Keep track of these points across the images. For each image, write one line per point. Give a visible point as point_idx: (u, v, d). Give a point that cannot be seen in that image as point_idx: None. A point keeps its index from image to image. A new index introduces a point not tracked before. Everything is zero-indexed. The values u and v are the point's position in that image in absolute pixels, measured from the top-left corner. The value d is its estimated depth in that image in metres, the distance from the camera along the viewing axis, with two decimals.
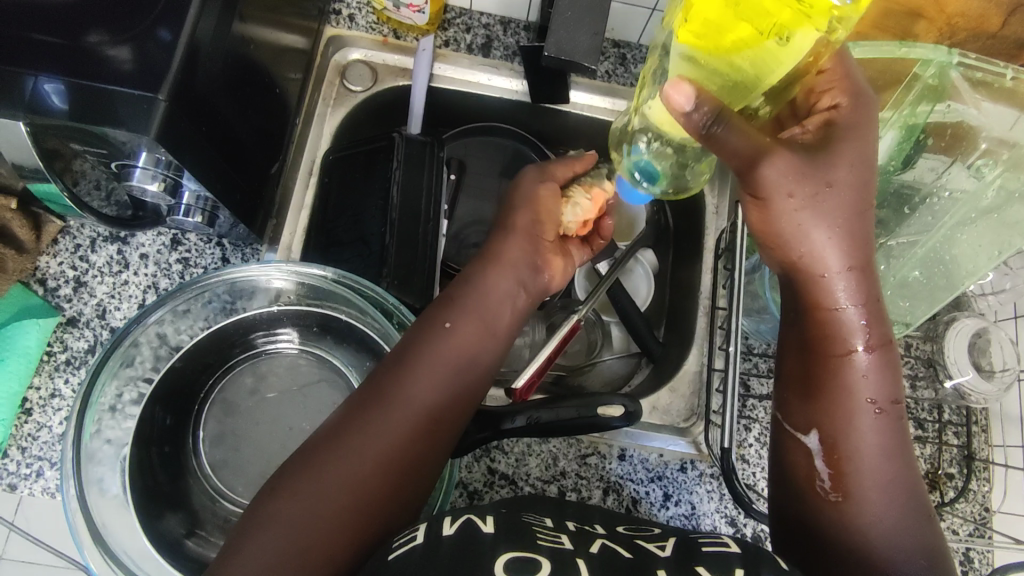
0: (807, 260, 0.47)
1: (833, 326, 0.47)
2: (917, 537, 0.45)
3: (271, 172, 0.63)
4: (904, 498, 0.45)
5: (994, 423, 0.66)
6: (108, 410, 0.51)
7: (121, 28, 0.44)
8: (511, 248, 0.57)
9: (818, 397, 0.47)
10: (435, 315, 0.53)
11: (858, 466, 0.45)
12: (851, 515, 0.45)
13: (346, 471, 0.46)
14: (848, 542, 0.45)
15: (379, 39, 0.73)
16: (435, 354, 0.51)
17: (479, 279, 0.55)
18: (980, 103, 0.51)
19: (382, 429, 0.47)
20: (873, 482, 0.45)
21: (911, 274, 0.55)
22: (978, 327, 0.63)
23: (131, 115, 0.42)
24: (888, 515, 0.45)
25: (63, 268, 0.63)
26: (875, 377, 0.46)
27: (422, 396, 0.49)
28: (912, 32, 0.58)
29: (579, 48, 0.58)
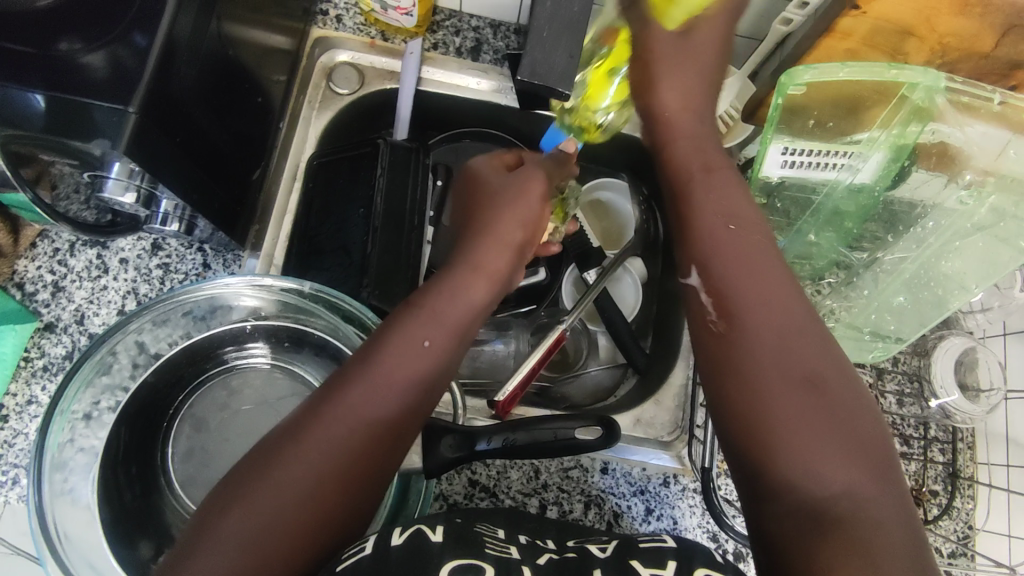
0: (655, 109, 0.52)
1: (681, 159, 0.50)
2: (806, 362, 0.42)
3: (252, 179, 0.62)
4: (786, 320, 0.44)
5: (980, 441, 0.66)
6: (82, 418, 0.50)
7: (94, 34, 0.43)
8: (490, 253, 0.53)
9: (688, 230, 0.48)
10: (406, 315, 0.48)
11: (734, 289, 0.45)
12: (736, 340, 0.44)
13: (303, 482, 0.41)
14: (746, 389, 0.42)
15: (366, 41, 0.72)
16: (409, 367, 0.46)
17: (459, 280, 0.51)
18: (964, 125, 0.49)
19: (344, 441, 0.43)
20: (754, 309, 0.44)
21: (898, 299, 0.57)
22: (965, 345, 0.63)
23: (104, 128, 0.42)
24: (776, 348, 0.43)
25: (41, 272, 0.63)
26: (723, 197, 0.48)
27: (389, 398, 0.45)
28: (903, 50, 0.50)
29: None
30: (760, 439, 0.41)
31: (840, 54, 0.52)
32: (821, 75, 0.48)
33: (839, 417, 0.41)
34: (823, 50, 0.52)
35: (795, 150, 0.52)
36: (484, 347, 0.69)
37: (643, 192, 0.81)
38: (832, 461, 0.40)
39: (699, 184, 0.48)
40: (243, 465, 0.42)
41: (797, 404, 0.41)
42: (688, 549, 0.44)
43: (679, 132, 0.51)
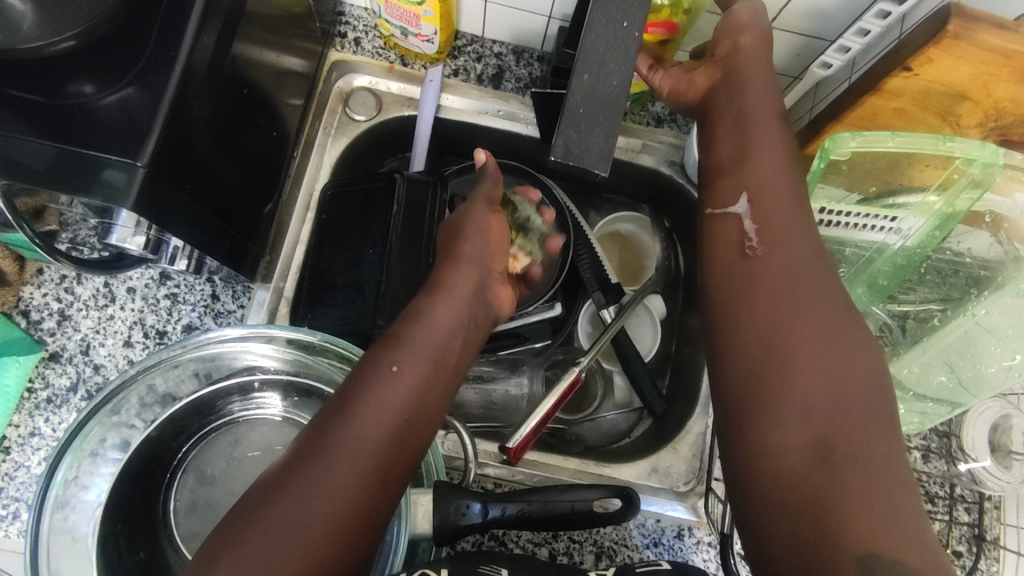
0: (733, 65, 0.52)
1: (746, 100, 0.52)
2: (830, 311, 0.46)
3: (264, 213, 0.61)
4: (820, 258, 0.47)
5: (1008, 503, 0.63)
6: (89, 456, 0.48)
7: (106, 78, 0.40)
8: (455, 279, 0.52)
9: (749, 162, 0.50)
10: (379, 352, 0.48)
11: (778, 217, 0.48)
12: (769, 262, 0.48)
13: (290, 530, 0.40)
14: (771, 330, 0.46)
15: (385, 65, 0.70)
16: (385, 399, 0.46)
17: (423, 307, 0.50)
18: (1016, 195, 0.47)
19: (329, 481, 0.42)
20: (795, 245, 0.48)
21: (938, 378, 0.51)
22: (1001, 412, 0.62)
23: (112, 182, 0.40)
24: (808, 295, 0.46)
25: (47, 299, 0.61)
26: (773, 136, 0.50)
27: (369, 433, 0.44)
28: (954, 113, 0.47)
29: (591, 150, 0.41)
30: (786, 367, 0.45)
31: (886, 114, 0.48)
32: (868, 144, 0.45)
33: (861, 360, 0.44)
34: (868, 108, 0.48)
35: (835, 212, 0.50)
36: (495, 386, 0.69)
37: (664, 223, 0.78)
38: (841, 404, 0.43)
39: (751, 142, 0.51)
40: (227, 521, 0.41)
41: (821, 351, 0.44)
42: (681, 565, 0.46)
43: (756, 81, 0.52)
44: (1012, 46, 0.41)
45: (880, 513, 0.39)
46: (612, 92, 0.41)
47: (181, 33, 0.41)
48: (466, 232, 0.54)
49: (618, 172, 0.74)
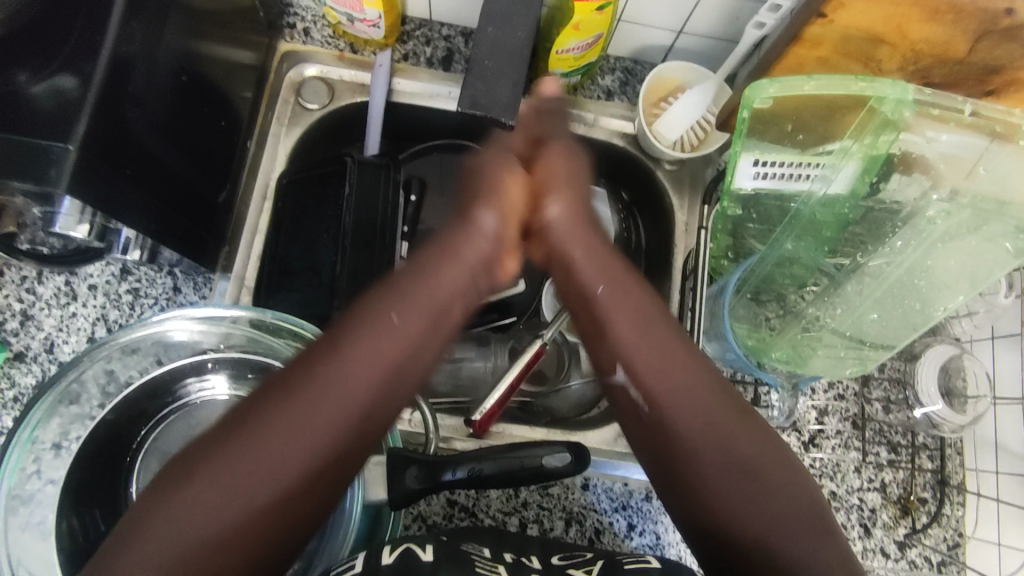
0: (585, 266, 0.51)
1: (618, 299, 0.49)
2: (720, 431, 0.44)
3: (220, 202, 0.62)
4: (707, 406, 0.45)
5: (968, 447, 0.65)
6: (50, 448, 0.49)
7: (37, 64, 0.41)
8: (465, 245, 0.50)
9: (602, 338, 0.49)
10: (380, 307, 0.45)
11: (660, 394, 0.45)
12: (667, 414, 0.45)
13: (243, 483, 0.39)
14: (683, 455, 0.44)
15: (335, 53, 0.71)
16: (375, 349, 0.43)
17: (428, 265, 0.48)
18: (928, 133, 0.46)
19: (304, 424, 0.41)
20: (680, 408, 0.45)
21: (871, 316, 0.52)
22: (951, 353, 0.63)
23: (44, 166, 0.41)
24: (691, 400, 0.45)
25: (9, 301, 0.62)
26: (641, 331, 0.47)
27: (353, 395, 0.42)
28: (874, 57, 0.49)
29: (498, 102, 0.53)
30: (684, 475, 0.44)
31: (811, 63, 0.50)
32: (787, 88, 0.47)
33: (772, 479, 0.43)
34: (792, 58, 0.50)
35: (768, 163, 0.51)
36: (463, 362, 0.69)
37: (622, 197, 0.78)
38: (723, 417, 0.45)
39: (600, 286, 0.50)
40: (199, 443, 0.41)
41: (684, 373, 0.46)
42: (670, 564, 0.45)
43: (562, 236, 0.52)
44: None
45: (769, 508, 0.42)
46: (517, 43, 0.54)
47: (107, 20, 0.42)
48: (483, 185, 0.53)
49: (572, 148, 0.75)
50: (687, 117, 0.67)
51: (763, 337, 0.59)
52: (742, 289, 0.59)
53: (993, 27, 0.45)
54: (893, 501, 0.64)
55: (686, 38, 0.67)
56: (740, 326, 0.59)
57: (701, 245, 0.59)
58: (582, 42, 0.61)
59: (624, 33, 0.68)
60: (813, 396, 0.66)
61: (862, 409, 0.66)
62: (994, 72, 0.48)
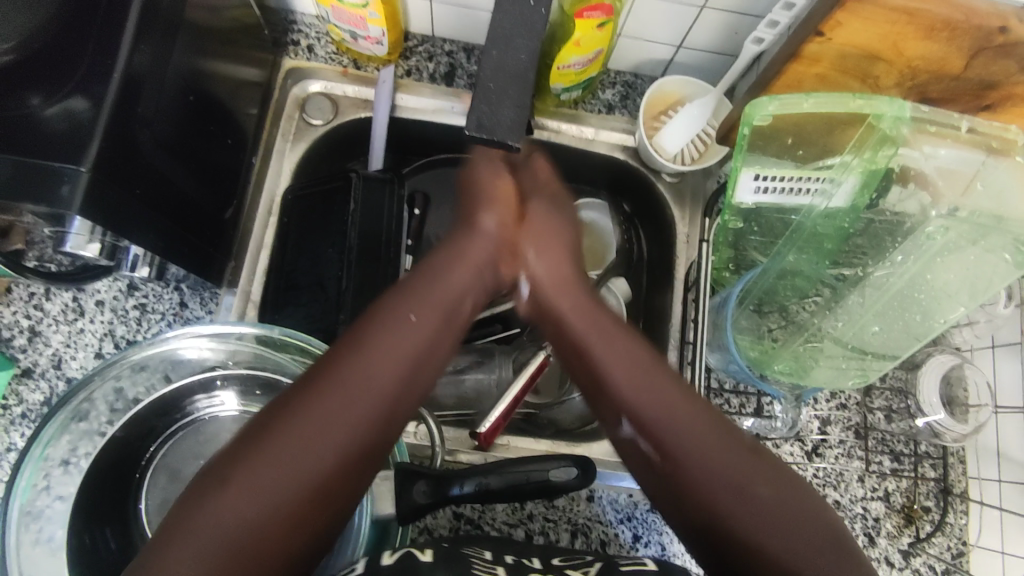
0: (572, 300, 0.52)
1: (609, 347, 0.48)
2: (728, 456, 0.43)
3: (226, 219, 0.62)
4: (719, 433, 0.44)
5: (970, 455, 0.65)
6: (59, 465, 0.49)
7: (51, 88, 0.42)
8: (472, 247, 0.52)
9: (602, 388, 0.47)
10: (398, 304, 0.46)
11: (668, 427, 0.44)
12: (676, 454, 0.43)
13: (272, 488, 0.38)
14: (704, 497, 0.42)
15: (339, 70, 0.72)
16: (399, 342, 0.44)
17: (441, 269, 0.50)
18: (925, 147, 0.47)
19: (335, 419, 0.41)
20: (693, 444, 0.43)
21: (872, 328, 0.52)
22: (953, 364, 0.64)
23: (57, 189, 0.41)
24: (696, 436, 0.43)
25: (17, 317, 0.62)
26: (637, 370, 0.46)
27: (379, 387, 0.42)
28: (871, 74, 0.50)
29: (501, 123, 0.54)
30: (706, 519, 0.42)
31: (810, 79, 0.51)
32: (785, 107, 0.48)
33: (790, 507, 0.42)
34: (791, 74, 0.51)
35: (768, 177, 0.51)
36: (467, 375, 0.69)
37: (624, 208, 0.78)
38: (737, 456, 0.43)
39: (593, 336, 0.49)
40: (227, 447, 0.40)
41: (687, 411, 0.44)
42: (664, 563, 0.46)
43: (545, 280, 0.53)
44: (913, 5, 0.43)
45: (797, 544, 0.41)
46: (520, 66, 0.54)
47: (118, 43, 0.43)
48: (478, 194, 0.55)
49: (573, 161, 0.75)
50: (688, 132, 0.67)
51: (766, 348, 0.59)
52: (743, 302, 0.60)
53: (988, 44, 0.46)
54: (897, 509, 0.64)
55: (686, 53, 0.68)
56: (743, 338, 0.61)
57: (704, 258, 0.60)
58: (585, 57, 0.62)
59: (624, 48, 0.69)
60: (816, 406, 0.66)
61: (864, 419, 0.66)
62: (990, 87, 0.49)
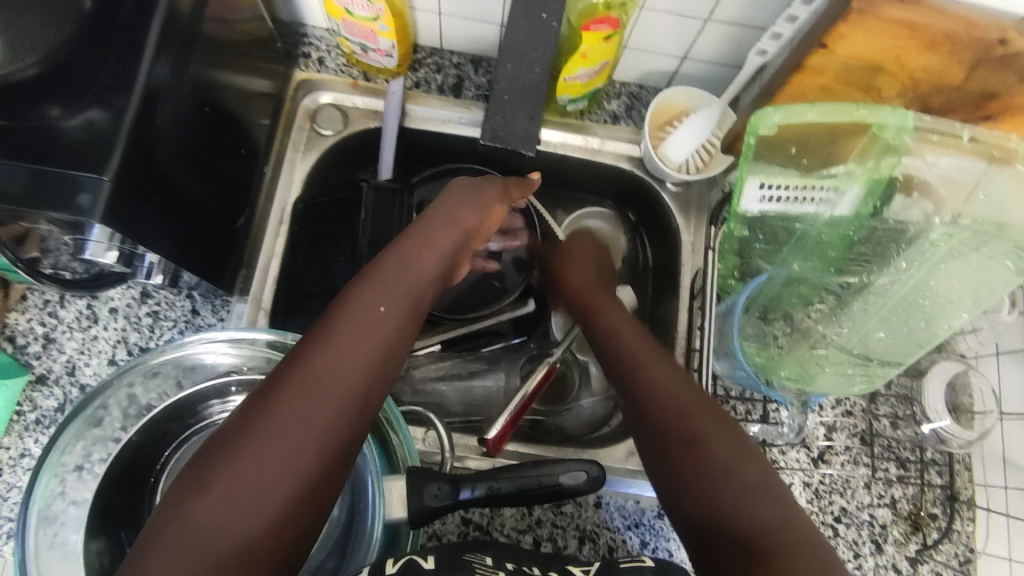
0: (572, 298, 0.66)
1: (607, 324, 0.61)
2: (680, 407, 0.51)
3: (238, 227, 0.63)
4: (679, 395, 0.51)
5: (977, 462, 0.65)
6: (73, 471, 0.49)
7: (74, 99, 0.43)
8: (439, 235, 0.54)
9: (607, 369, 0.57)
10: (356, 299, 0.47)
11: (639, 389, 0.53)
12: (640, 409, 0.52)
13: (259, 489, 0.39)
14: (667, 468, 0.49)
15: (349, 81, 0.73)
16: (366, 333, 0.46)
17: (410, 263, 0.51)
18: (927, 156, 0.48)
19: (308, 412, 0.42)
20: (655, 401, 0.51)
21: (878, 334, 0.53)
22: (957, 370, 0.64)
23: (79, 197, 0.42)
24: (664, 399, 0.51)
25: (32, 324, 0.63)
26: (628, 343, 0.57)
27: (350, 376, 0.44)
28: (874, 85, 0.51)
29: (516, 136, 0.57)
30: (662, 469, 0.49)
31: (813, 90, 0.52)
32: (790, 116, 0.48)
33: (730, 457, 0.47)
34: (795, 86, 0.52)
35: (773, 186, 0.52)
36: (475, 382, 0.70)
37: (630, 217, 0.79)
38: (685, 411, 0.50)
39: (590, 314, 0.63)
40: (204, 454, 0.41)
41: (651, 374, 0.53)
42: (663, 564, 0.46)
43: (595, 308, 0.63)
44: (913, 18, 0.45)
45: (728, 488, 0.46)
46: (534, 78, 0.57)
47: (139, 56, 0.44)
48: (461, 198, 0.58)
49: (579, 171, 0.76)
50: (693, 142, 0.68)
51: (771, 354, 0.59)
52: (749, 310, 0.61)
53: (987, 56, 0.47)
54: (904, 516, 0.64)
55: (690, 65, 0.69)
56: (750, 344, 0.60)
57: (710, 265, 0.62)
58: (592, 68, 0.63)
59: (630, 60, 0.70)
60: (822, 413, 0.66)
61: (870, 426, 0.66)
62: (990, 98, 0.50)
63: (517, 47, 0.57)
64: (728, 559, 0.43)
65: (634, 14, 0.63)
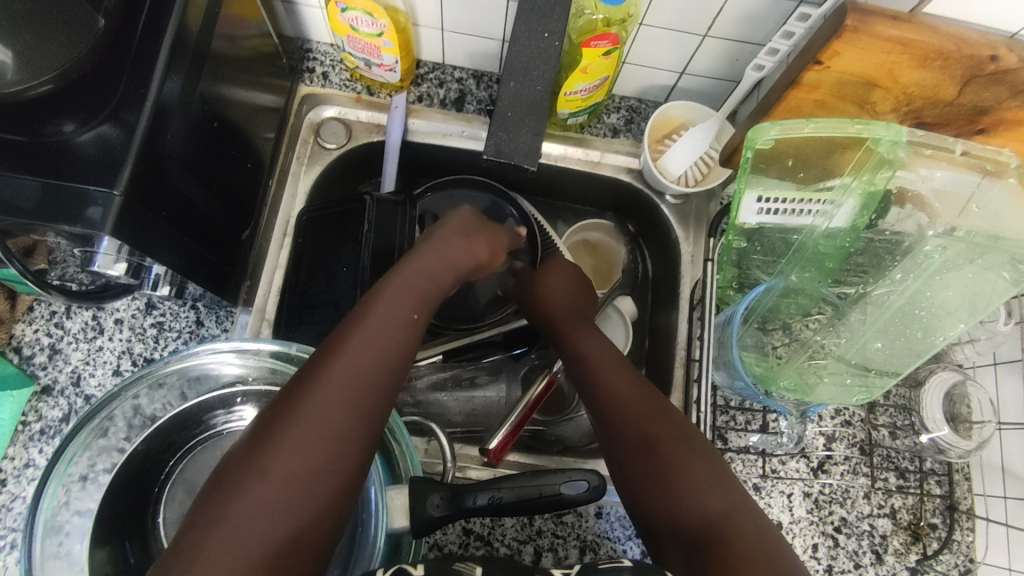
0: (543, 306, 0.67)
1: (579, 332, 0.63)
2: (644, 411, 0.52)
3: (243, 239, 0.64)
4: (644, 399, 0.53)
5: (975, 472, 0.66)
6: (78, 480, 0.50)
7: (85, 116, 0.44)
8: (456, 249, 0.58)
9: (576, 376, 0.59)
10: (386, 298, 0.51)
11: (607, 396, 0.54)
12: (606, 415, 0.54)
13: (310, 475, 0.41)
14: (630, 473, 0.50)
15: (353, 96, 0.74)
16: (398, 332, 0.49)
17: (432, 272, 0.55)
18: (921, 170, 0.49)
19: (350, 402, 0.44)
20: (620, 405, 0.53)
21: (875, 344, 0.53)
22: (954, 381, 0.65)
23: (91, 210, 0.43)
24: (627, 405, 0.53)
25: (38, 335, 0.64)
26: (594, 353, 0.59)
27: (387, 369, 0.47)
28: (868, 100, 0.52)
29: (519, 150, 0.55)
30: (624, 471, 0.51)
31: (809, 105, 0.53)
32: (787, 131, 0.50)
33: (688, 456, 0.48)
34: (791, 101, 0.53)
35: (770, 199, 0.54)
36: (476, 393, 0.70)
37: (629, 228, 0.80)
38: (642, 415, 0.52)
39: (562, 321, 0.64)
40: (246, 441, 0.42)
41: (614, 382, 0.55)
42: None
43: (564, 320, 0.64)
44: (906, 35, 0.46)
45: (689, 488, 0.47)
46: (537, 96, 0.56)
47: (150, 73, 0.45)
48: (466, 223, 0.61)
49: (579, 184, 0.77)
50: (691, 154, 0.69)
51: (770, 365, 0.59)
52: (749, 320, 0.61)
53: (979, 72, 0.48)
54: (904, 526, 0.65)
55: (688, 79, 0.71)
56: (749, 354, 0.61)
57: (710, 275, 0.62)
58: (591, 83, 0.64)
59: (629, 74, 0.71)
60: (821, 423, 0.67)
61: (869, 436, 0.67)
62: (982, 113, 0.51)
63: (519, 64, 0.56)
64: (686, 556, 0.45)
65: (633, 30, 0.64)
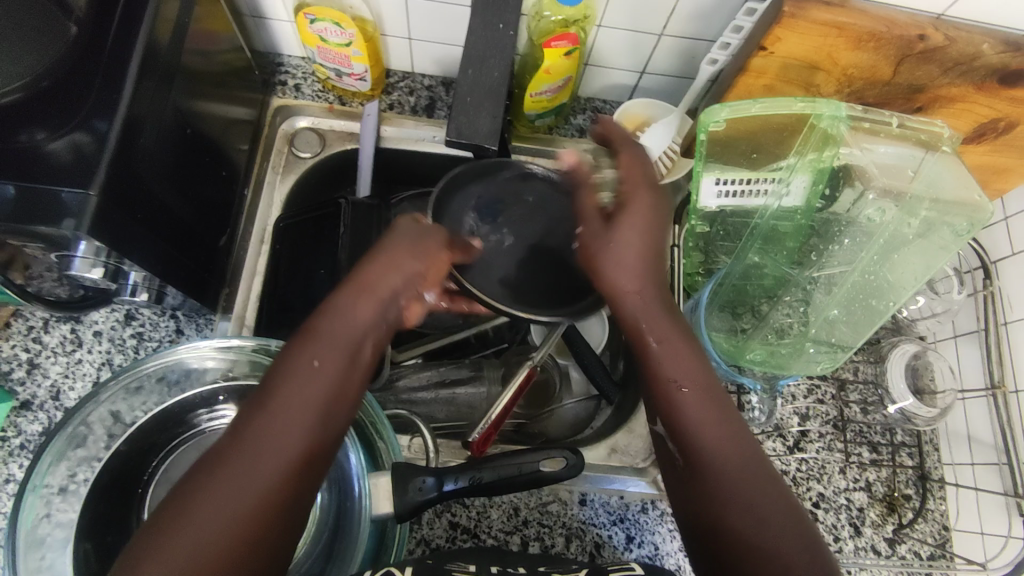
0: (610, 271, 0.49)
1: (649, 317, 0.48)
2: (723, 430, 0.44)
3: (219, 246, 0.65)
4: (720, 411, 0.45)
5: (942, 441, 0.68)
6: (57, 493, 0.50)
7: (56, 122, 0.45)
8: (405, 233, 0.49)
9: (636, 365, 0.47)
10: (330, 301, 0.43)
11: (681, 396, 0.45)
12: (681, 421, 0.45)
13: (219, 534, 0.36)
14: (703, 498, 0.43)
15: (325, 106, 0.76)
16: (331, 343, 0.42)
17: (377, 261, 0.45)
18: (864, 145, 0.52)
19: (275, 442, 0.38)
20: (700, 408, 0.44)
21: (832, 312, 0.56)
22: (916, 351, 0.67)
23: (65, 212, 0.44)
24: (700, 419, 0.44)
25: (16, 351, 0.64)
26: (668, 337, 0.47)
27: (313, 393, 0.40)
28: (812, 83, 0.56)
29: (479, 131, 0.58)
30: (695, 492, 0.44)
31: (758, 90, 0.56)
32: (736, 113, 0.52)
33: (763, 488, 0.43)
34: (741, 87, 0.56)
35: (727, 181, 0.56)
36: (458, 388, 0.71)
37: None
38: (719, 430, 0.44)
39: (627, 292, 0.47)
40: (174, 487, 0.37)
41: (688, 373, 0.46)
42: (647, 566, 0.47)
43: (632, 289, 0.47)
44: (840, 18, 0.49)
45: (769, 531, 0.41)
46: (494, 82, 0.59)
47: (123, 78, 0.46)
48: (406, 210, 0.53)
49: None
50: (654, 150, 0.71)
51: (736, 342, 0.60)
52: (714, 301, 0.62)
53: (910, 52, 0.52)
54: (879, 498, 0.66)
55: (648, 78, 0.74)
56: (717, 334, 0.61)
57: (675, 262, 0.62)
58: (554, 83, 0.67)
59: (591, 75, 0.74)
60: (794, 401, 0.69)
61: (841, 412, 0.69)
62: (917, 91, 0.55)
63: (476, 52, 0.59)
64: None
65: (591, 32, 0.67)
